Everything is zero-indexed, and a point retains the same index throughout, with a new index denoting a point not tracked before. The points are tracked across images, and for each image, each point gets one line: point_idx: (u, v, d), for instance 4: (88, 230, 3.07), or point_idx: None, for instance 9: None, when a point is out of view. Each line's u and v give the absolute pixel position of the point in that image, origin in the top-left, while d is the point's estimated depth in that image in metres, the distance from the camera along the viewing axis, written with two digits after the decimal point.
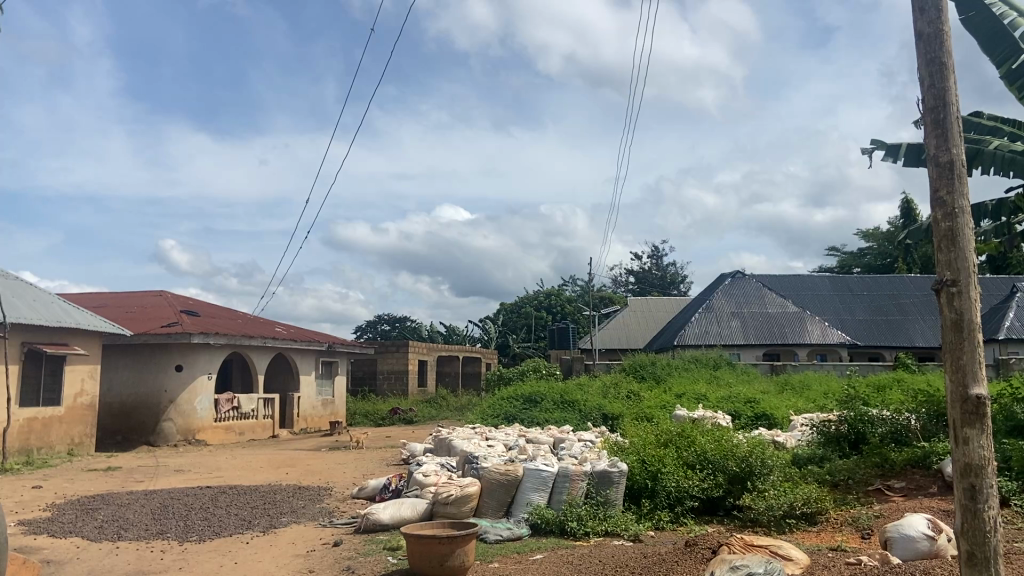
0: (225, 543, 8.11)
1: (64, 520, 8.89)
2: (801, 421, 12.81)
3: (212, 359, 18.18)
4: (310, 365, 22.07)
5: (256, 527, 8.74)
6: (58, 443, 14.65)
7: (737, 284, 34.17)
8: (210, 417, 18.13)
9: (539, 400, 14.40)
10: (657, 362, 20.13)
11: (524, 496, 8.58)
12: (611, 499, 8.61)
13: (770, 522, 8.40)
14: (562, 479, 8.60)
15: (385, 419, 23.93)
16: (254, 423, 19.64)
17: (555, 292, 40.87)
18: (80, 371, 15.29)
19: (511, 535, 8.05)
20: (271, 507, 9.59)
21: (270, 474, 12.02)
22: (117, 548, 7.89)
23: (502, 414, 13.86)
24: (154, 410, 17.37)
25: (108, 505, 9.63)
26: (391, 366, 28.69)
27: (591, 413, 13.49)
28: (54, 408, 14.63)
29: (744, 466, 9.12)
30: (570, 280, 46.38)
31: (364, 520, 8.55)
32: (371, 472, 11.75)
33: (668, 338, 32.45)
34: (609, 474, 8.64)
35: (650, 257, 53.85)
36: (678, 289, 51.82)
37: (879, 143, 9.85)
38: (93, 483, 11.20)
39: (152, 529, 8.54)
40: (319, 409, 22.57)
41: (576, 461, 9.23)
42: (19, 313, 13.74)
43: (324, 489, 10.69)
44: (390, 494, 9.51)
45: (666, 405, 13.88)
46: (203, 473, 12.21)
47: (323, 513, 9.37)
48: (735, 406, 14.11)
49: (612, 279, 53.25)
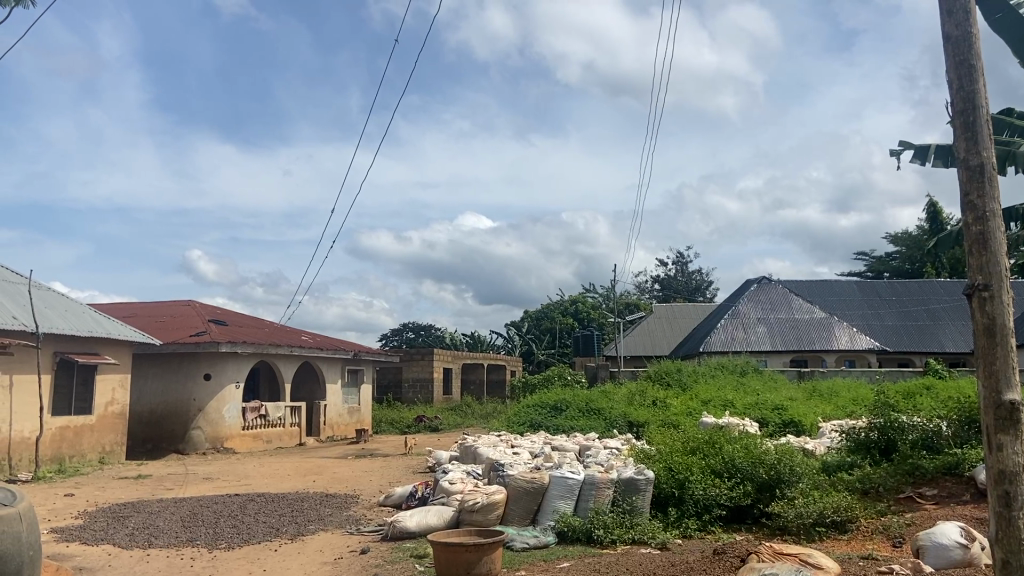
0: (253, 551, 8.19)
1: (96, 527, 9.02)
2: (831, 428, 12.69)
3: (240, 367, 18.36)
4: (337, 374, 22.22)
5: (284, 534, 8.81)
6: (90, 452, 14.85)
7: (763, 290, 33.91)
8: (237, 425, 18.26)
9: (564, 408, 14.36)
10: (684, 370, 20.03)
11: (550, 504, 8.56)
12: (638, 506, 8.58)
13: (799, 531, 8.34)
14: (588, 487, 8.58)
15: (411, 426, 23.93)
16: (282, 431, 19.74)
17: (580, 299, 40.77)
18: (111, 381, 15.53)
19: (537, 543, 8.05)
20: (299, 515, 9.66)
21: (298, 482, 12.08)
22: (148, 555, 7.99)
23: (528, 422, 13.86)
24: (183, 418, 17.57)
25: (138, 512, 9.75)
26: (417, 374, 28.75)
27: (616, 421, 13.43)
28: (86, 417, 14.84)
29: (773, 473, 9.04)
30: (593, 287, 46.30)
31: (391, 528, 8.58)
32: (397, 480, 11.78)
33: (694, 344, 32.20)
34: (636, 481, 8.60)
35: (674, 262, 53.48)
36: (704, 295, 51.45)
37: (907, 144, 9.73)
38: (123, 491, 11.36)
39: (183, 536, 8.66)
40: (345, 417, 22.69)
41: (602, 469, 9.19)
42: (52, 323, 13.96)
43: (350, 497, 10.70)
44: (416, 501, 9.54)
45: (694, 413, 13.78)
46: (232, 481, 12.32)
47: (350, 520, 9.42)
48: (763, 413, 13.97)
49: (636, 286, 52.98)
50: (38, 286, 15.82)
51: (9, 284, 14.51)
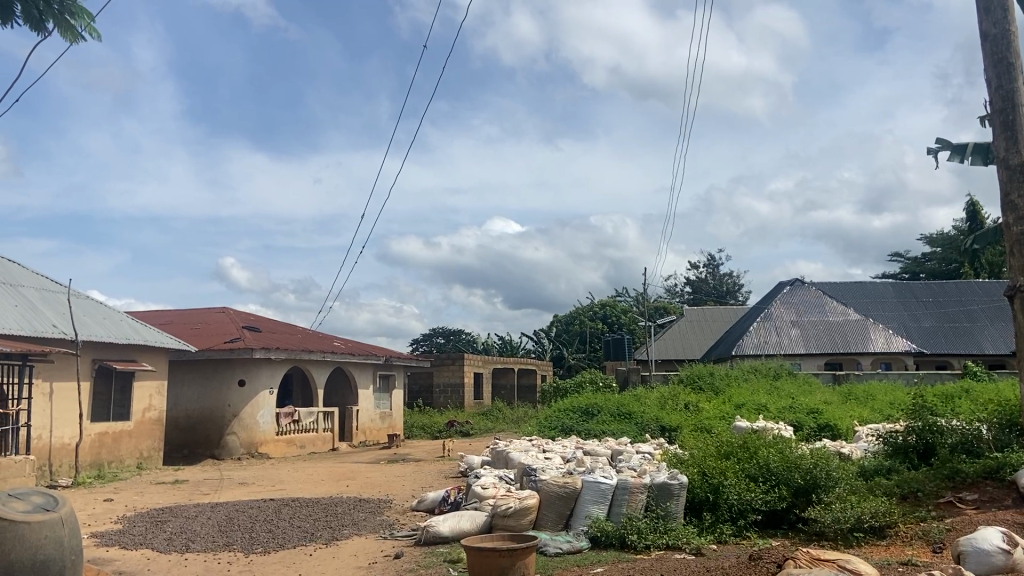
0: (289, 556, 8.26)
1: (135, 532, 9.15)
2: (867, 432, 12.50)
3: (273, 374, 18.54)
4: (368, 379, 22.36)
5: (319, 539, 8.87)
6: (128, 458, 15.09)
7: (796, 293, 33.53)
8: (271, 430, 18.42)
9: (596, 412, 14.29)
10: (716, 373, 19.87)
11: (583, 509, 8.53)
12: (672, 511, 8.52)
13: (836, 536, 8.23)
14: (621, 491, 8.53)
15: (442, 431, 23.97)
16: (315, 436, 19.87)
17: (610, 303, 40.61)
18: (148, 387, 15.78)
19: (571, 548, 8.03)
20: (333, 520, 9.71)
21: (332, 487, 12.17)
22: (185, 559, 8.10)
23: (559, 426, 13.82)
24: (218, 424, 17.79)
25: (176, 517, 9.87)
26: (448, 379, 28.82)
27: (649, 425, 13.33)
28: (124, 423, 15.08)
29: (809, 478, 8.92)
30: (624, 291, 46.11)
31: (424, 533, 8.61)
32: (430, 485, 11.79)
33: (727, 347, 31.88)
34: (669, 486, 8.54)
35: (705, 265, 53.12)
36: (735, 298, 50.96)
37: (945, 142, 9.59)
38: (161, 496, 11.51)
39: (219, 541, 8.76)
40: (377, 422, 22.79)
41: (635, 473, 9.14)
42: (90, 331, 14.20)
43: (384, 502, 10.74)
44: (449, 506, 9.54)
45: (727, 417, 13.64)
46: (267, 486, 12.45)
47: (383, 525, 9.46)
48: (798, 417, 13.80)
49: (667, 289, 52.73)
50: (76, 294, 16.10)
51: (48, 293, 14.80)
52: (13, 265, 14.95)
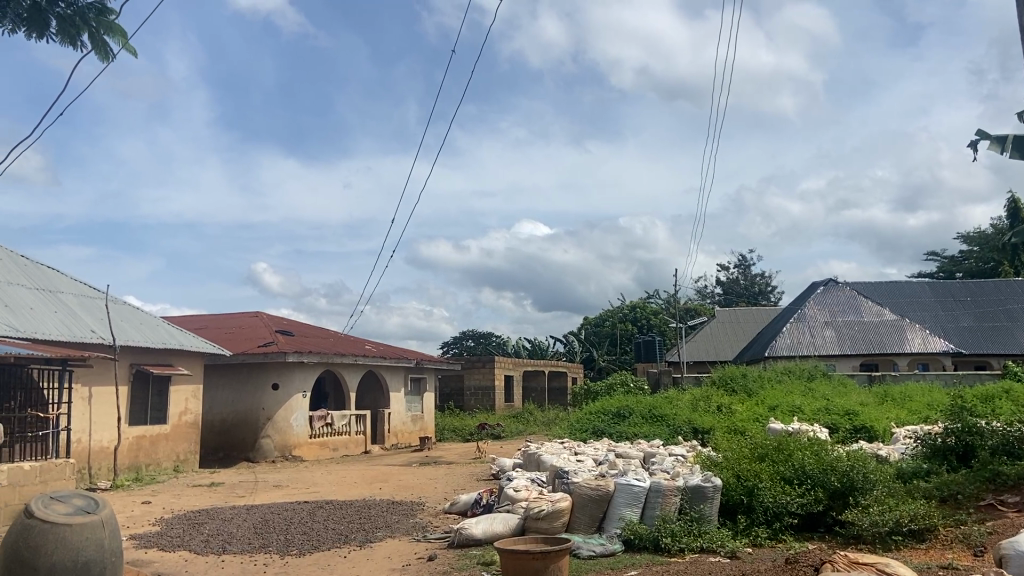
0: (323, 557, 8.34)
1: (173, 534, 9.29)
2: (905, 434, 12.30)
3: (306, 377, 18.71)
4: (399, 382, 22.49)
5: (352, 541, 8.93)
6: (165, 460, 15.32)
7: (829, 293, 33.13)
8: (305, 433, 18.60)
9: (627, 415, 14.22)
10: (749, 375, 19.70)
11: (616, 511, 8.50)
12: (706, 514, 8.47)
13: (874, 540, 8.11)
14: (654, 494, 8.49)
15: (473, 434, 24.02)
16: (348, 439, 20.02)
17: (640, 305, 40.41)
18: (184, 391, 16.02)
19: (604, 551, 8.00)
20: (367, 522, 9.77)
21: (365, 489, 12.24)
22: (222, 561, 8.20)
23: (591, 429, 13.79)
24: (252, 427, 18.00)
25: (212, 519, 10.01)
26: (478, 382, 28.88)
27: (681, 427, 13.23)
28: (161, 427, 15.31)
29: (846, 480, 8.80)
30: (654, 293, 45.86)
31: (458, 535, 8.63)
32: (462, 488, 11.82)
33: (759, 349, 31.57)
34: (703, 489, 8.49)
35: (736, 266, 52.65)
36: (767, 298, 50.43)
37: (984, 133, 9.40)
38: (197, 499, 11.68)
39: (255, 543, 8.86)
40: (409, 424, 22.88)
41: (668, 476, 9.08)
42: (128, 336, 14.45)
43: (416, 505, 10.78)
44: (481, 508, 9.55)
45: (761, 419, 13.51)
46: (301, 489, 12.56)
47: (417, 528, 9.49)
48: (833, 419, 13.61)
49: (698, 290, 52.37)
50: (114, 300, 16.39)
51: (87, 299, 15.09)
52: (53, 272, 15.27)
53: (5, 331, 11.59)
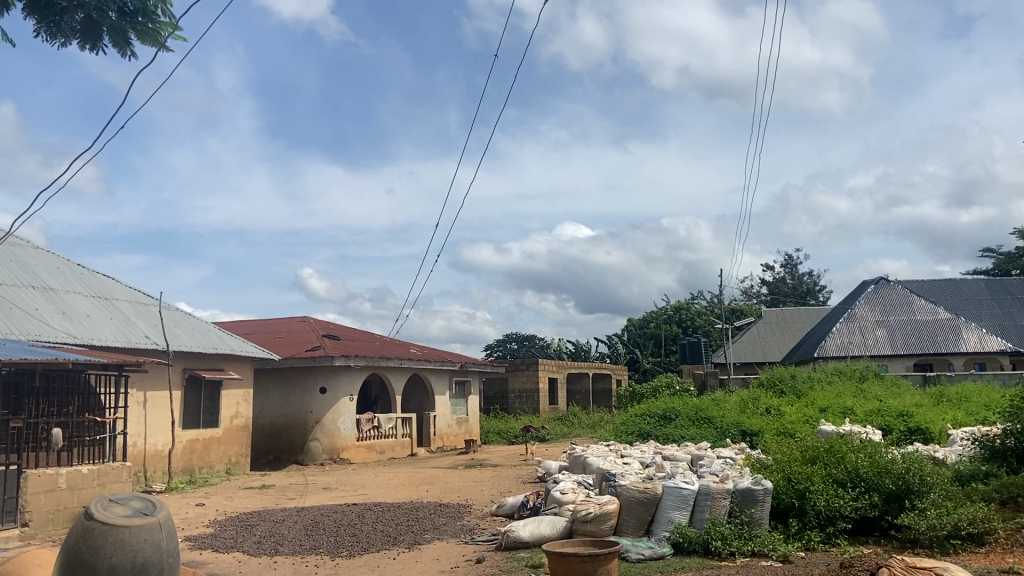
0: (373, 559, 8.42)
1: (227, 535, 9.47)
2: (961, 435, 11.99)
3: (354, 380, 18.94)
4: (444, 385, 22.61)
5: (401, 543, 9.00)
6: (218, 463, 15.63)
7: (881, 291, 32.45)
8: (352, 436, 18.81)
9: (674, 417, 14.09)
10: (798, 376, 19.40)
11: (665, 514, 8.42)
12: (757, 518, 8.36)
13: (932, 544, 7.93)
14: (703, 497, 8.41)
15: (518, 437, 24.05)
16: (395, 442, 20.19)
17: (684, 306, 40.04)
18: (235, 396, 16.32)
19: (653, 555, 7.93)
20: (415, 524, 9.85)
21: (412, 492, 12.33)
22: (274, 562, 8.32)
23: (637, 431, 13.70)
24: (301, 431, 18.27)
25: (264, 521, 10.17)
26: (523, 385, 28.90)
27: (729, 429, 13.07)
28: (214, 430, 15.63)
29: (902, 483, 8.61)
30: (699, 293, 45.35)
31: (505, 537, 8.64)
32: (509, 490, 11.84)
33: (808, 349, 31.04)
34: (754, 492, 8.38)
35: (782, 265, 51.84)
36: (816, 298, 49.55)
37: None
38: (250, 501, 11.90)
39: (306, 545, 8.97)
40: (454, 427, 23.00)
41: (717, 478, 8.96)
42: (181, 342, 14.79)
43: (463, 507, 10.83)
44: (529, 511, 9.56)
45: (812, 421, 13.27)
46: (349, 491, 12.69)
47: (465, 530, 9.54)
48: (887, 420, 13.32)
49: (743, 290, 51.67)
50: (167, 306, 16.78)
51: (141, 305, 15.48)
52: (108, 280, 15.70)
53: (63, 338, 11.93)
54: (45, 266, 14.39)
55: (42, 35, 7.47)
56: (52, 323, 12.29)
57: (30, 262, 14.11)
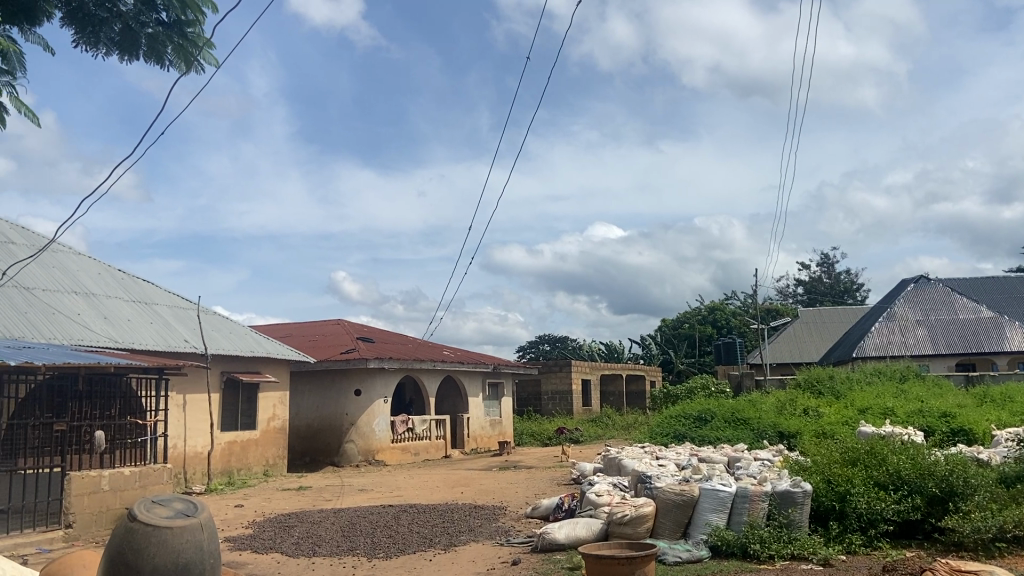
0: (410, 560, 8.46)
1: (265, 536, 9.59)
2: (1007, 436, 11.72)
3: (388, 383, 19.05)
4: (477, 387, 22.65)
5: (437, 545, 9.04)
6: (256, 465, 15.82)
7: (921, 290, 31.91)
8: (387, 438, 18.93)
9: (709, 418, 13.96)
10: (837, 376, 19.13)
11: (702, 517, 8.34)
12: (796, 520, 8.24)
13: (977, 547, 7.77)
14: (741, 499, 8.32)
15: (552, 439, 24.02)
16: (429, 443, 20.27)
17: (718, 306, 39.69)
18: (272, 398, 16.51)
19: (690, 557, 7.87)
20: (450, 526, 9.88)
21: (447, 493, 12.36)
22: (313, 563, 8.41)
23: (672, 433, 13.60)
24: (337, 432, 18.44)
25: (302, 523, 10.27)
26: (556, 386, 28.84)
27: (766, 431, 12.92)
28: (251, 432, 15.83)
29: (945, 485, 8.44)
30: (734, 293, 44.88)
31: (541, 539, 8.62)
32: (543, 492, 11.82)
33: (847, 349, 30.59)
34: (792, 494, 8.26)
35: (818, 264, 51.14)
36: (853, 297, 48.80)
37: None
38: (287, 502, 12.02)
39: (343, 546, 9.05)
40: (487, 429, 23.03)
41: (755, 481, 8.87)
42: (219, 345, 15.00)
43: (499, 509, 10.84)
44: (564, 513, 9.54)
45: (851, 422, 13.06)
46: (385, 493, 12.76)
47: (500, 532, 9.54)
48: (928, 422, 13.07)
49: (778, 290, 51.05)
50: (205, 310, 17.04)
51: (180, 310, 15.73)
52: (148, 285, 15.99)
53: (105, 342, 12.17)
54: (87, 272, 14.69)
55: (81, 46, 7.66)
56: (94, 328, 12.54)
57: (73, 268, 14.42)
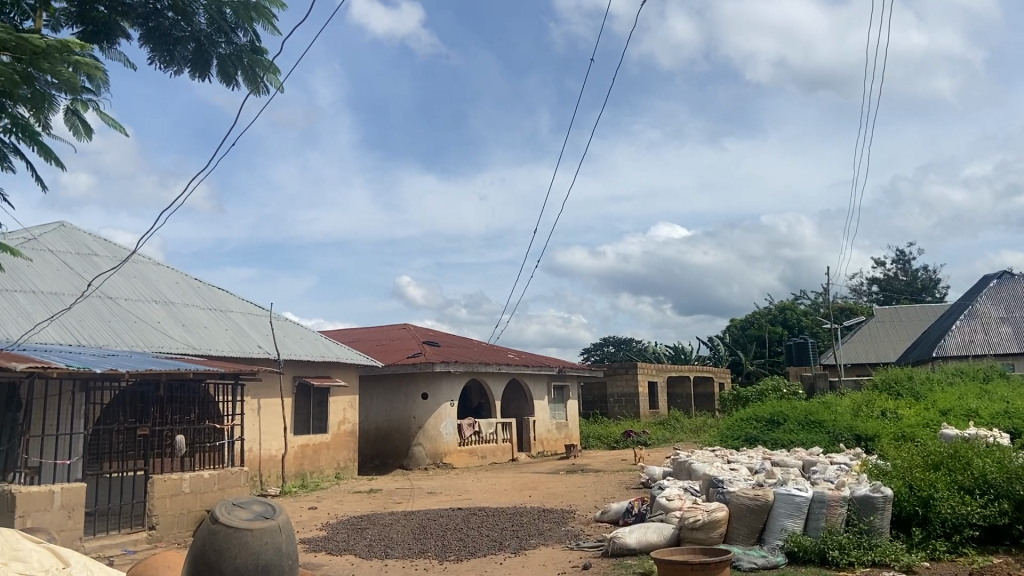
0: (481, 564, 8.50)
1: (338, 538, 9.77)
2: None
3: (454, 387, 19.19)
4: (543, 390, 22.63)
5: (507, 548, 9.06)
6: (328, 467, 16.13)
7: (1004, 286, 30.62)
8: (454, 441, 19.07)
9: (782, 421, 13.64)
10: (916, 377, 18.50)
11: (777, 522, 8.15)
12: (877, 526, 7.97)
13: None
14: (818, 505, 8.09)
15: (620, 441, 23.85)
16: (495, 446, 20.35)
17: (789, 306, 38.81)
18: (342, 402, 16.81)
19: (766, 564, 7.69)
20: (520, 529, 9.89)
21: (516, 497, 12.38)
22: (385, 565, 8.53)
23: (744, 436, 13.36)
24: (405, 435, 18.68)
25: (373, 525, 10.42)
26: (622, 389, 28.63)
27: (842, 433, 12.57)
28: (323, 436, 16.14)
29: None
30: (804, 292, 43.83)
31: (611, 544, 8.55)
32: (612, 496, 11.73)
33: (926, 349, 29.53)
34: (872, 499, 8.00)
35: (893, 261, 49.59)
36: (932, 295, 47.19)
37: None
38: (359, 505, 12.21)
39: (415, 548, 9.15)
40: (553, 432, 23.00)
41: (832, 485, 8.63)
42: (290, 350, 15.35)
43: (568, 512, 10.81)
44: (633, 517, 9.44)
45: (933, 424, 12.62)
46: (454, 496, 12.86)
47: (570, 536, 9.51)
48: (1015, 423, 12.55)
49: (852, 288, 49.66)
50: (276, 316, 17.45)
51: (253, 316, 16.15)
52: (223, 292, 16.47)
53: (183, 349, 12.58)
54: (165, 281, 15.22)
55: (155, 62, 7.90)
56: (173, 335, 12.97)
57: (152, 278, 14.95)
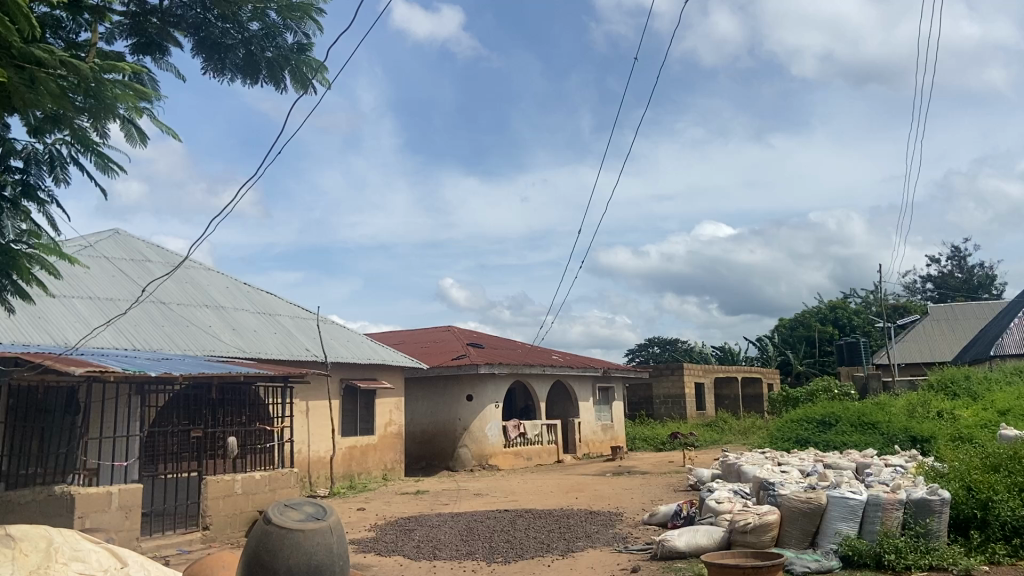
0: (529, 565, 8.49)
1: (387, 539, 9.85)
2: None
3: (498, 388, 19.22)
4: (587, 391, 22.53)
5: (555, 550, 9.03)
6: (375, 469, 16.28)
7: None
8: (499, 443, 19.09)
9: (834, 422, 13.37)
10: (974, 377, 17.97)
11: (831, 526, 7.98)
12: (934, 529, 7.76)
13: None
14: (872, 508, 7.91)
15: (667, 443, 23.63)
16: (540, 448, 20.31)
17: (839, 305, 38.07)
18: (388, 404, 16.95)
19: (820, 568, 7.53)
20: (568, 531, 9.85)
21: (563, 499, 12.34)
22: (434, 566, 8.57)
23: (795, 438, 13.13)
24: (451, 437, 18.77)
25: (421, 526, 10.48)
26: (668, 390, 28.37)
27: (896, 435, 12.26)
28: (370, 437, 16.30)
29: None
30: (854, 291, 42.95)
31: (660, 547, 8.47)
32: (660, 499, 11.62)
33: (984, 348, 28.67)
34: (930, 502, 7.79)
35: (948, 258, 48.32)
36: (990, 292, 45.89)
37: None
38: (406, 506, 12.30)
39: (463, 550, 9.18)
40: (599, 434, 22.88)
41: (887, 488, 8.42)
42: (337, 353, 15.54)
43: (615, 515, 10.74)
44: (682, 520, 9.33)
45: (992, 426, 12.24)
46: (500, 497, 12.87)
47: (617, 538, 9.44)
48: None
49: (905, 286, 48.51)
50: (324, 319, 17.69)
51: (301, 320, 16.40)
52: (272, 297, 16.74)
53: (234, 352, 12.81)
54: (216, 286, 15.53)
55: (208, 72, 8.05)
56: (224, 339, 13.22)
57: (203, 283, 15.27)
